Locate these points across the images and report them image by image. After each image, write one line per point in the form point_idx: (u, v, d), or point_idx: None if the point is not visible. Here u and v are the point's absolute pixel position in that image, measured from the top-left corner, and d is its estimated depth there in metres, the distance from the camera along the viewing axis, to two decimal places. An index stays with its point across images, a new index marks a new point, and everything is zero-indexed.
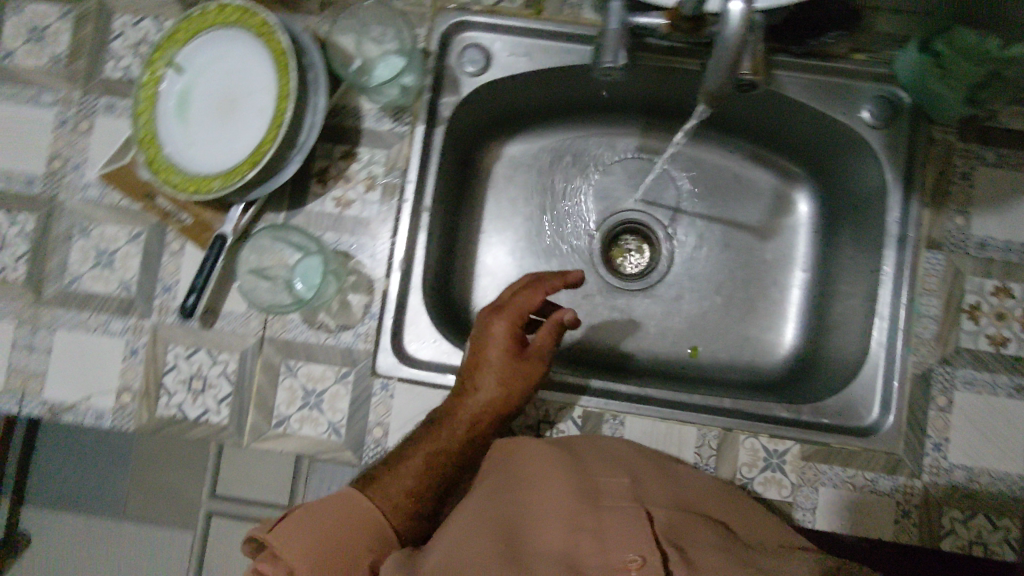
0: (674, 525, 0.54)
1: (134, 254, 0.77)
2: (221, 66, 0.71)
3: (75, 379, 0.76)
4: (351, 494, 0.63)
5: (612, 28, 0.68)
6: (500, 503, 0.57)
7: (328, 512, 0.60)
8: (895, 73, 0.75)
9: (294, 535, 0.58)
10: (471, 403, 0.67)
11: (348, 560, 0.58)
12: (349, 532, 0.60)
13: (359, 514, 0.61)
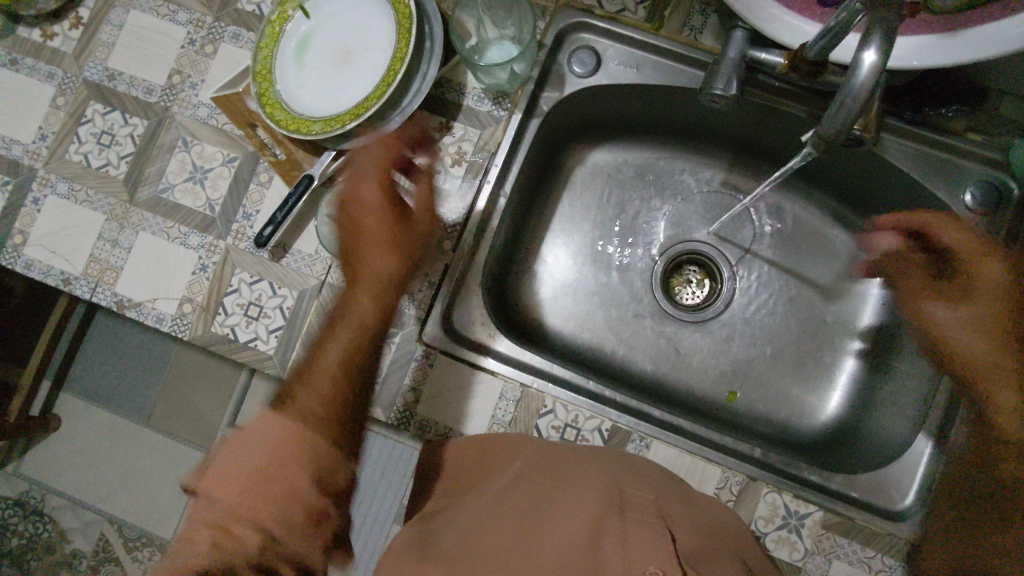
0: (698, 552, 0.53)
1: (225, 177, 0.81)
2: (346, 19, 0.74)
3: (146, 281, 0.80)
4: (267, 410, 0.55)
5: (731, 57, 0.68)
6: (528, 506, 0.59)
7: (257, 445, 0.52)
8: (1008, 161, 0.72)
9: (224, 467, 0.51)
10: (370, 281, 0.61)
11: (285, 468, 0.51)
12: (275, 468, 0.51)
13: (270, 439, 0.53)
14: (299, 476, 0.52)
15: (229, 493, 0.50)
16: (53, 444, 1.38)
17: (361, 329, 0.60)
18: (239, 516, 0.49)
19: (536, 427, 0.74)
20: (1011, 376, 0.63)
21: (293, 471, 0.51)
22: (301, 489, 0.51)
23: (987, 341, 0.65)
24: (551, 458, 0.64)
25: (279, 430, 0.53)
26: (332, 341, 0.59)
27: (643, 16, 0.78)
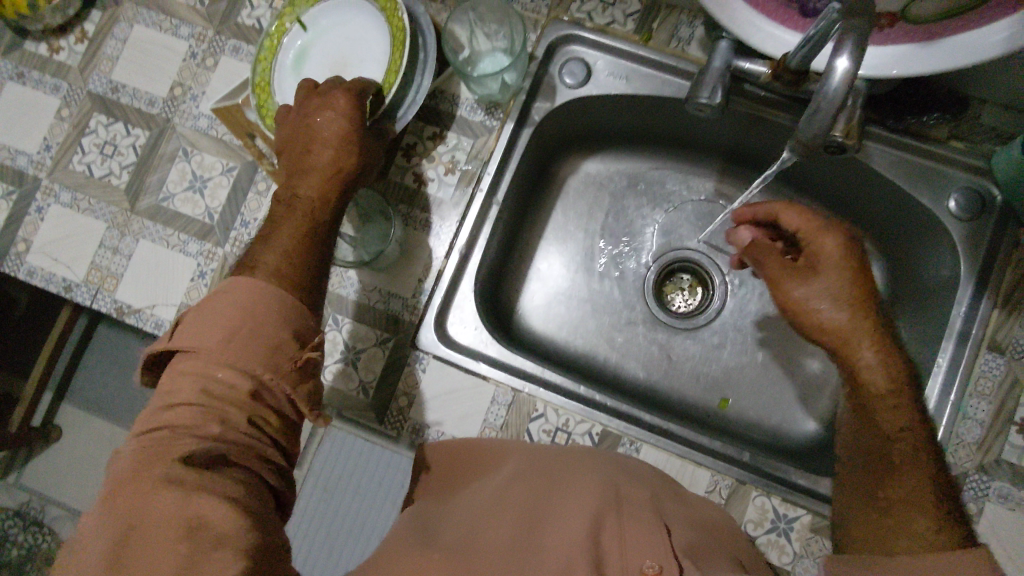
0: (692, 545, 0.54)
1: (224, 186, 0.82)
2: (344, 32, 0.76)
3: (145, 287, 0.81)
4: (236, 283, 0.54)
5: (715, 66, 0.70)
6: (529, 504, 0.58)
7: (226, 307, 0.52)
8: (992, 168, 0.74)
9: (204, 320, 0.52)
10: (309, 187, 0.63)
11: (262, 331, 0.52)
12: (249, 324, 0.52)
13: (237, 305, 0.52)
14: (276, 326, 0.53)
15: (203, 363, 0.50)
16: (55, 453, 1.39)
17: (300, 227, 0.61)
18: (221, 362, 0.50)
19: (527, 432, 0.74)
20: (871, 333, 0.66)
21: (266, 330, 0.52)
22: (282, 339, 0.53)
23: (847, 310, 0.66)
24: (540, 454, 0.66)
25: (248, 291, 0.53)
26: (271, 240, 0.59)
27: (633, 27, 0.79)
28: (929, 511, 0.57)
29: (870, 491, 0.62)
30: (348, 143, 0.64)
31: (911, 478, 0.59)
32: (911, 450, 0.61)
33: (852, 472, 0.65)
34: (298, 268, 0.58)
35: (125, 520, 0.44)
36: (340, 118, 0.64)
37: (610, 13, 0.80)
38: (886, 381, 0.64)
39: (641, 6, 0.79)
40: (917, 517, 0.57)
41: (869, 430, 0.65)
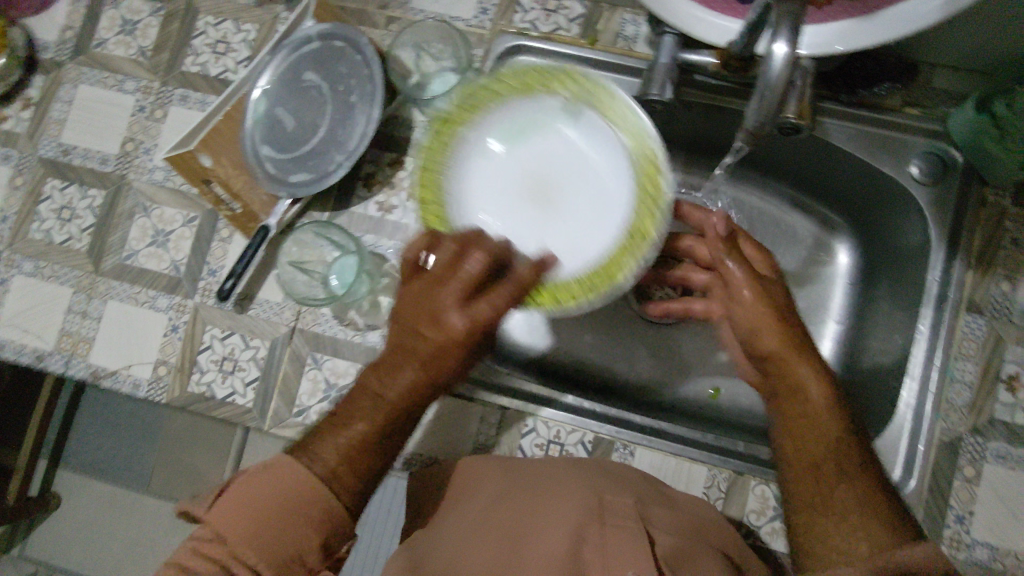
0: (676, 553, 0.55)
1: (187, 236, 0.81)
2: (593, 165, 0.76)
3: (119, 348, 0.80)
4: (286, 467, 0.51)
5: (662, 62, 0.69)
6: (514, 511, 0.61)
7: (265, 491, 0.50)
8: (949, 131, 0.74)
9: (243, 503, 0.50)
10: (408, 374, 0.53)
11: (287, 540, 0.49)
12: (281, 521, 0.49)
13: (282, 492, 0.50)
14: (307, 534, 0.50)
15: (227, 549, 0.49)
16: (58, 522, 1.37)
17: (369, 435, 0.53)
18: (242, 552, 0.49)
19: (520, 449, 0.74)
20: (808, 355, 0.62)
21: (295, 540, 0.50)
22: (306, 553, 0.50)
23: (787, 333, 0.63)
24: (523, 470, 0.66)
25: (295, 476, 0.51)
26: (343, 429, 0.54)
27: (579, 31, 0.79)
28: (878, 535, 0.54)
29: (811, 508, 0.59)
30: (444, 363, 0.53)
31: (847, 493, 0.57)
32: (844, 463, 0.59)
33: (796, 481, 0.61)
34: (354, 479, 0.52)
35: None
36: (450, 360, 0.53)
37: (553, 20, 0.80)
38: (821, 396, 0.61)
39: (584, 11, 0.80)
40: (878, 524, 0.55)
41: (798, 443, 0.62)
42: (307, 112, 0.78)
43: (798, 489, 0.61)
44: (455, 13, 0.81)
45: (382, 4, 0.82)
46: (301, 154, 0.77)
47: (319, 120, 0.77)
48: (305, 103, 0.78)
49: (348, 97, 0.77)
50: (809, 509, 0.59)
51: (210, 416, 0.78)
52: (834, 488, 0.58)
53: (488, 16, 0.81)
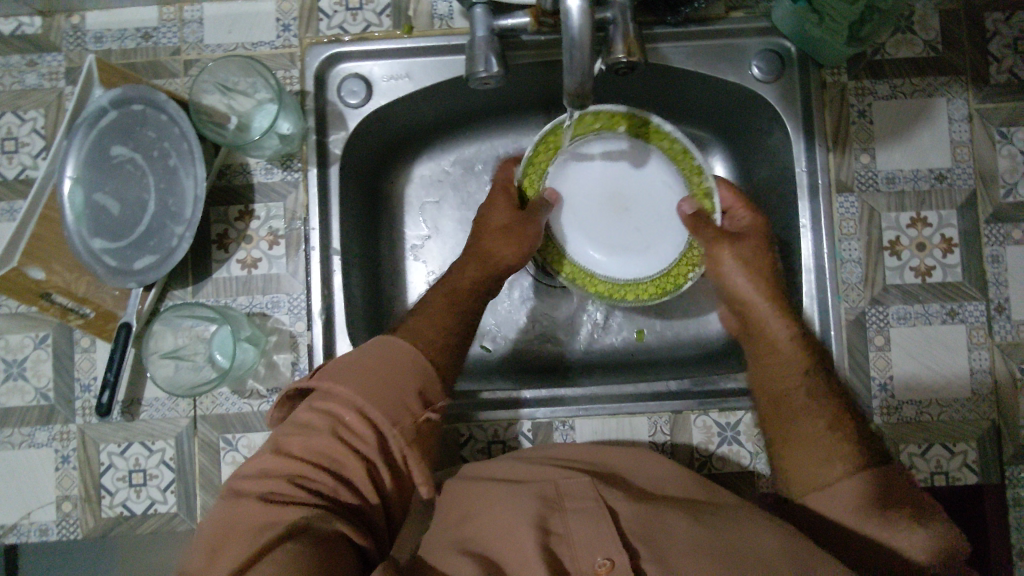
0: (642, 513, 0.54)
1: (44, 358, 0.74)
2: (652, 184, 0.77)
3: (11, 498, 0.73)
4: (394, 343, 0.58)
5: (479, 35, 0.65)
6: (468, 520, 0.56)
7: (371, 359, 0.56)
8: (776, 25, 0.74)
9: (345, 377, 0.55)
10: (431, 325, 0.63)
11: (401, 400, 0.55)
12: (390, 379, 0.55)
13: (404, 361, 0.57)
14: (412, 388, 0.56)
15: (343, 401, 0.53)
16: None
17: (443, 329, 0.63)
18: (352, 407, 0.53)
19: (464, 457, 0.74)
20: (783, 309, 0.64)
21: (399, 395, 0.55)
22: (411, 401, 0.55)
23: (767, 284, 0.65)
24: (483, 476, 0.62)
25: (408, 357, 0.57)
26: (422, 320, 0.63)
27: (391, 23, 0.74)
28: (836, 454, 0.57)
29: (780, 443, 0.61)
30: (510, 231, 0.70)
31: (817, 421, 0.59)
32: (812, 398, 0.60)
33: (772, 421, 0.62)
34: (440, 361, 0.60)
35: (205, 545, 0.46)
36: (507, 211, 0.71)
37: (361, 18, 0.75)
38: (788, 339, 0.63)
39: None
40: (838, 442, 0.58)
41: (771, 384, 0.63)
42: (129, 189, 0.71)
43: (773, 428, 0.62)
44: (254, 38, 0.74)
45: (173, 50, 0.75)
46: (137, 237, 0.70)
47: (145, 194, 0.70)
48: (123, 180, 0.71)
49: (167, 161, 0.70)
50: (784, 442, 0.60)
51: (134, 535, 0.72)
52: (803, 418, 0.60)
53: (292, 32, 0.75)
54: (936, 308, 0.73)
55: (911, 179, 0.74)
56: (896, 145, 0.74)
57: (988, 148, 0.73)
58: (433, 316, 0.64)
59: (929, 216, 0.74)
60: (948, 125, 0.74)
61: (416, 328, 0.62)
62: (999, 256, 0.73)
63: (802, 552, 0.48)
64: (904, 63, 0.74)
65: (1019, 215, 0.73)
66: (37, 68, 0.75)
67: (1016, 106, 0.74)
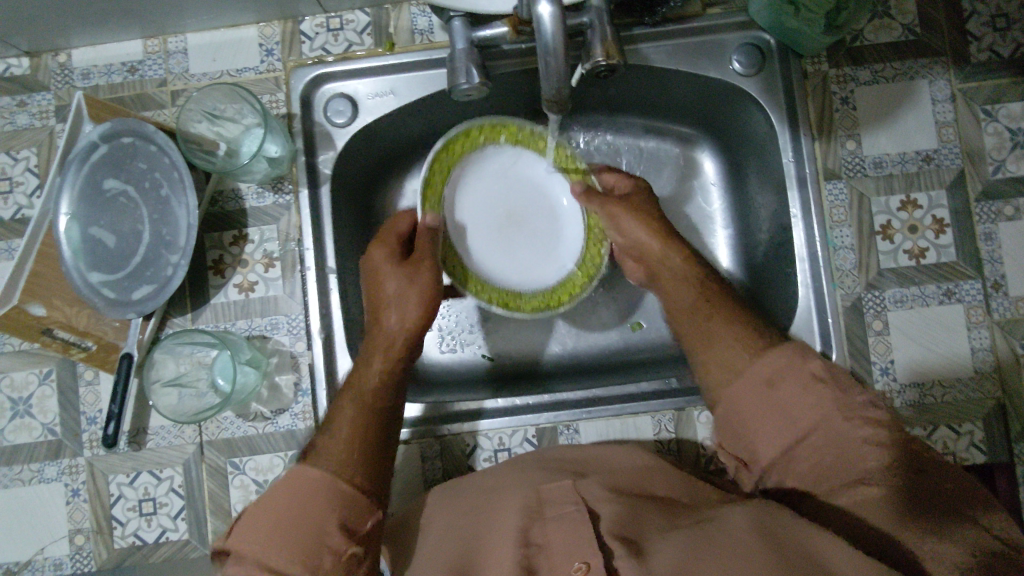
0: (620, 517, 0.54)
1: (49, 394, 0.74)
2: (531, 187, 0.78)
3: (24, 534, 0.73)
4: (294, 474, 0.56)
5: (459, 48, 0.66)
6: (454, 540, 0.58)
7: (280, 498, 0.55)
8: (754, 19, 0.74)
9: (256, 528, 0.53)
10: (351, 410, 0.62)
11: (315, 539, 0.53)
12: (302, 515, 0.54)
13: (308, 492, 0.55)
14: (325, 519, 0.54)
15: (261, 555, 0.52)
16: None
17: (354, 440, 0.59)
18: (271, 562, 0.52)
19: (470, 466, 0.74)
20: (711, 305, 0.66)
21: (315, 528, 0.53)
22: (329, 532, 0.53)
23: (652, 226, 0.70)
24: (471, 488, 0.64)
25: (312, 483, 0.55)
26: (333, 425, 0.61)
27: (372, 41, 0.75)
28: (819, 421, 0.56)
29: (697, 352, 0.65)
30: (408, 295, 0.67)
31: (790, 391, 0.57)
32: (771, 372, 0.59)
33: (686, 334, 0.67)
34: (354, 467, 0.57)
35: None
36: (397, 274, 0.68)
37: (343, 39, 0.75)
38: (730, 329, 0.64)
39: (369, 18, 0.75)
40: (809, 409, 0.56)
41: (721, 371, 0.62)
42: (123, 221, 0.71)
43: (688, 338, 0.67)
44: (238, 65, 0.75)
45: (159, 82, 0.76)
46: (134, 267, 0.70)
47: (139, 225, 0.71)
48: (117, 212, 0.71)
49: (159, 192, 0.71)
50: (700, 347, 0.65)
51: (148, 565, 0.73)
52: (712, 326, 0.65)
53: (275, 56, 0.75)
54: (932, 290, 0.73)
55: (898, 162, 0.74)
56: (882, 129, 0.74)
57: (973, 127, 0.74)
58: (342, 429, 0.60)
59: (919, 198, 0.74)
60: (931, 107, 0.74)
61: (327, 448, 0.59)
62: (992, 234, 0.73)
63: (769, 527, 0.49)
64: (885, 48, 0.74)
65: (1010, 191, 0.73)
66: (28, 108, 0.77)
67: (997, 83, 0.74)
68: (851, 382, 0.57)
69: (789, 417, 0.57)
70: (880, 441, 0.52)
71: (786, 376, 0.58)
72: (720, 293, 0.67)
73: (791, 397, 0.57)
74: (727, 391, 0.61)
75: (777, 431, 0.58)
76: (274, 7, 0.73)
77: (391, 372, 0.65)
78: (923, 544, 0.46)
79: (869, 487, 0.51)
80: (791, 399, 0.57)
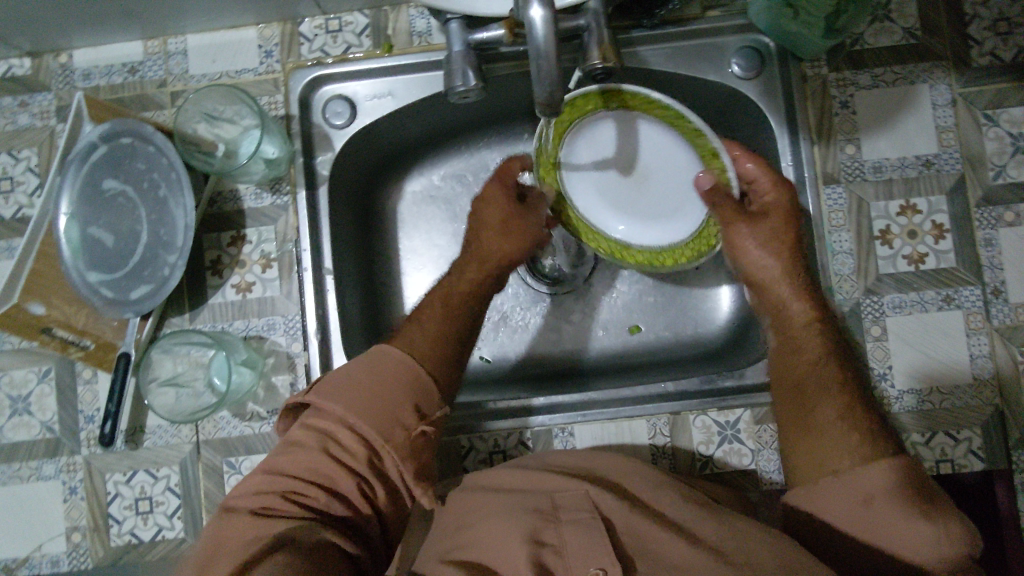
0: (636, 530, 0.55)
1: (48, 392, 0.75)
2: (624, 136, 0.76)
3: (23, 531, 0.74)
4: (382, 352, 0.58)
5: (455, 50, 0.66)
6: (464, 536, 0.57)
7: (361, 376, 0.56)
8: (753, 22, 0.74)
9: (336, 394, 0.55)
10: (433, 324, 0.63)
11: (391, 409, 0.55)
12: (381, 390, 0.55)
13: (392, 375, 0.56)
14: (401, 400, 0.55)
15: (338, 421, 0.54)
16: None
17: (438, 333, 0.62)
18: (344, 423, 0.54)
19: (466, 468, 0.74)
20: (827, 386, 0.59)
21: (390, 407, 0.55)
22: (403, 411, 0.55)
23: (779, 254, 0.66)
24: (479, 484, 0.64)
25: (396, 366, 0.57)
26: (419, 320, 0.63)
27: (371, 43, 0.75)
28: (903, 539, 0.51)
29: (797, 429, 0.59)
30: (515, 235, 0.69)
31: (889, 511, 0.51)
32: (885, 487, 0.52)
33: (782, 398, 0.61)
34: (443, 352, 0.60)
35: (206, 546, 0.49)
36: (507, 217, 0.69)
37: (341, 40, 0.76)
38: (838, 418, 0.56)
39: (368, 20, 0.75)
40: (904, 532, 0.51)
41: (816, 458, 0.56)
42: (122, 221, 0.72)
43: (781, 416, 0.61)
44: (237, 66, 0.76)
45: (159, 82, 0.76)
46: (132, 266, 0.71)
47: (137, 225, 0.71)
48: (115, 213, 0.72)
49: (157, 192, 0.71)
50: (791, 430, 0.59)
51: (143, 563, 0.73)
52: (819, 411, 0.58)
53: (274, 58, 0.76)
54: (932, 295, 0.72)
55: (898, 166, 0.74)
56: (882, 133, 0.74)
57: (974, 132, 0.73)
58: (427, 326, 0.62)
59: (918, 203, 0.73)
60: (932, 111, 0.73)
61: (409, 339, 0.61)
62: (992, 239, 0.72)
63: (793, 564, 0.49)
64: (885, 52, 0.74)
65: (1010, 197, 0.72)
66: (29, 108, 0.77)
67: (999, 87, 0.73)
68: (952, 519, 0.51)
69: (875, 533, 0.52)
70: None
71: (887, 496, 0.52)
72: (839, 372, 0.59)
73: (883, 520, 0.52)
74: (819, 489, 0.55)
75: (860, 536, 0.53)
76: (274, 8, 0.73)
77: (481, 283, 0.68)
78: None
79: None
80: (887, 519, 0.52)
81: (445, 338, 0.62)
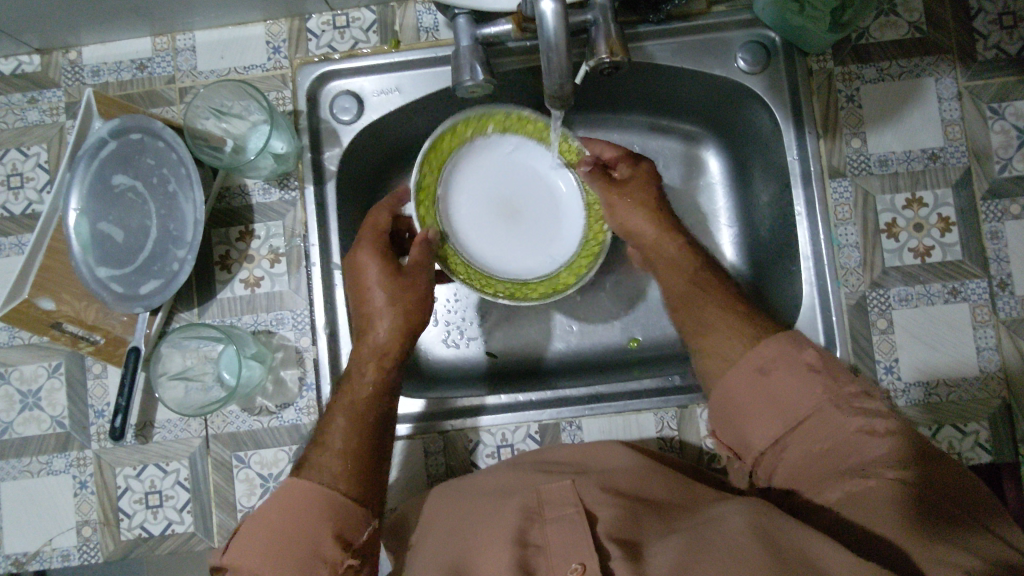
0: (620, 522, 0.54)
1: (58, 387, 0.75)
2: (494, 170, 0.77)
3: (33, 526, 0.74)
4: (287, 484, 0.58)
5: (463, 45, 0.66)
6: (452, 540, 0.58)
7: (270, 518, 0.57)
8: (758, 16, 0.74)
9: (250, 544, 0.56)
10: (342, 419, 0.62)
11: (310, 546, 0.55)
12: (294, 528, 0.56)
13: (300, 506, 0.56)
14: (317, 532, 0.56)
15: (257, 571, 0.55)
16: None
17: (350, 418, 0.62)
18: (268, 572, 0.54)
19: (473, 462, 0.74)
20: (746, 340, 0.61)
21: (310, 540, 0.55)
22: (322, 544, 0.55)
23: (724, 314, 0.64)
24: (470, 489, 0.64)
25: (302, 493, 0.57)
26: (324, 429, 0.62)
27: (378, 39, 0.76)
28: (818, 408, 0.56)
29: (694, 346, 0.65)
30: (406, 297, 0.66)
31: (789, 377, 0.57)
32: (769, 361, 0.59)
33: (682, 322, 0.67)
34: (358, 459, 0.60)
35: None
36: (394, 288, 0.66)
37: (349, 36, 0.76)
38: (725, 319, 0.63)
39: (375, 16, 0.76)
40: (806, 388, 0.57)
41: (713, 357, 0.62)
42: (130, 217, 0.72)
43: (683, 325, 0.67)
44: (245, 62, 0.76)
45: (167, 79, 0.76)
46: (142, 262, 0.71)
47: (147, 221, 0.72)
48: (125, 208, 0.72)
49: (166, 187, 0.72)
50: (694, 339, 0.65)
51: (153, 557, 0.73)
52: (708, 316, 0.64)
53: (282, 54, 0.76)
54: (938, 288, 0.72)
55: (904, 159, 0.74)
56: (887, 127, 0.74)
57: (979, 125, 0.73)
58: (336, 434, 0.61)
59: (924, 196, 0.73)
60: (937, 105, 0.74)
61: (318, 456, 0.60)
62: (998, 232, 0.73)
63: (766, 530, 0.48)
64: (890, 46, 0.74)
65: (1016, 189, 0.73)
66: (38, 104, 0.78)
67: (1004, 80, 0.73)
68: (847, 374, 0.57)
69: (783, 407, 0.57)
70: (879, 440, 0.52)
71: (779, 364, 0.58)
72: (736, 298, 0.65)
73: (786, 385, 0.57)
74: (722, 379, 0.61)
75: (778, 423, 0.57)
76: (282, 5, 0.74)
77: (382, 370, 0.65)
78: (932, 558, 0.42)
79: (862, 473, 0.51)
80: (784, 387, 0.58)
81: (355, 438, 0.61)
